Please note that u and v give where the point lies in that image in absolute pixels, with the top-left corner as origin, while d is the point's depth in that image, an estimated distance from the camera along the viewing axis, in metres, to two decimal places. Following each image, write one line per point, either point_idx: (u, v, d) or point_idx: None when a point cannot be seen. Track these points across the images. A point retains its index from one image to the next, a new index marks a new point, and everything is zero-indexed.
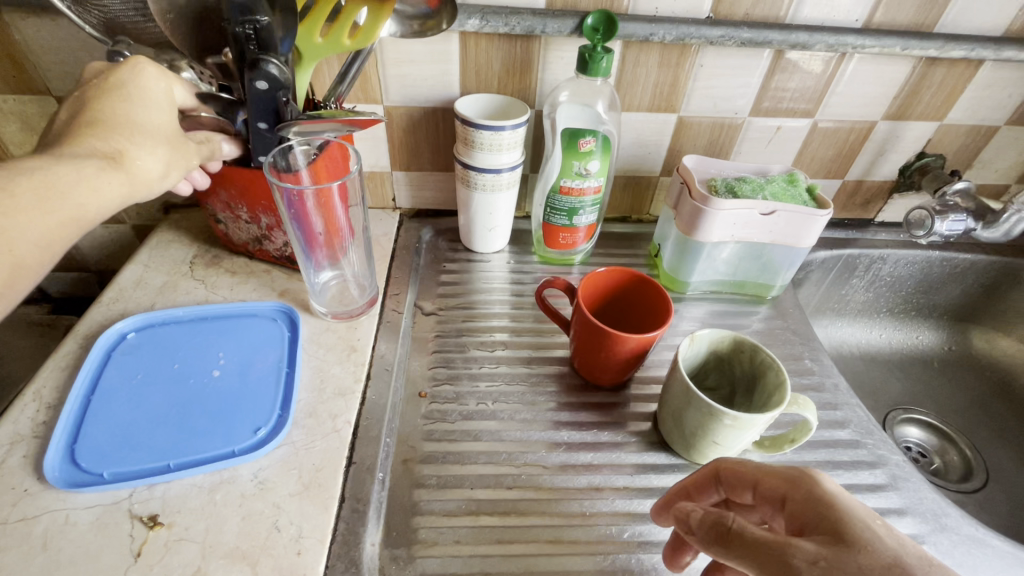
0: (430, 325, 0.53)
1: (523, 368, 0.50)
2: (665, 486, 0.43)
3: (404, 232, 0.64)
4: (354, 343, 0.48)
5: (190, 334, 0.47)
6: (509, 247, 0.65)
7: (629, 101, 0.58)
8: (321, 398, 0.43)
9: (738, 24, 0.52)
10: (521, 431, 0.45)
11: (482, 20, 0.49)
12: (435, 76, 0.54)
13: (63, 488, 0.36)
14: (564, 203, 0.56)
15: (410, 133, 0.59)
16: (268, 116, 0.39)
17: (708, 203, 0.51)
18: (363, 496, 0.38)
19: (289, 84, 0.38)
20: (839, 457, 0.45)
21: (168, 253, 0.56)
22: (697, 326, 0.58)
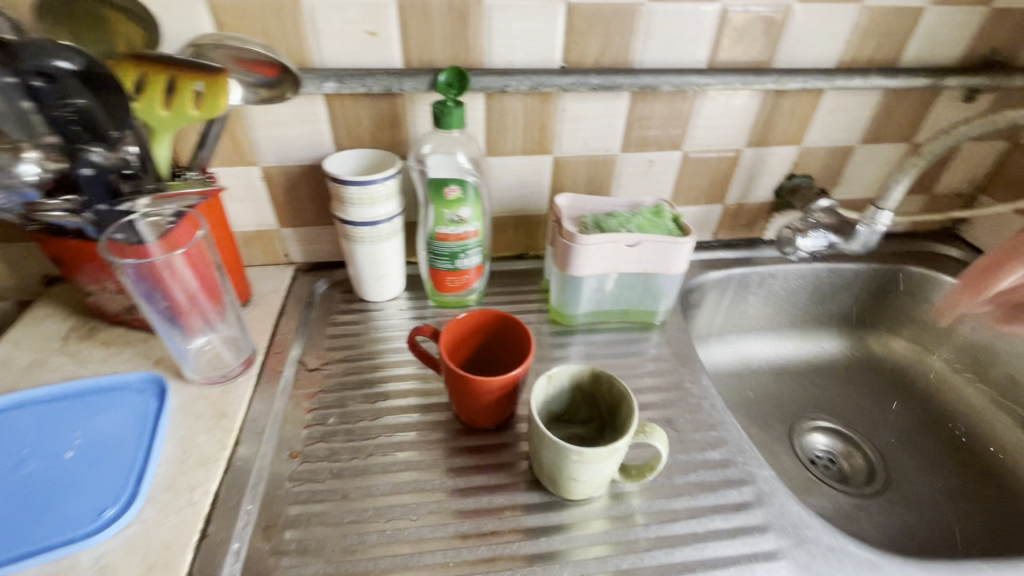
0: (312, 381, 0.53)
1: (403, 418, 0.50)
2: (535, 526, 0.43)
3: (296, 286, 0.64)
4: (223, 409, 0.47)
5: (47, 415, 0.45)
6: (405, 293, 0.65)
7: (502, 146, 0.60)
8: (182, 470, 0.42)
9: (588, 71, 0.55)
10: (393, 483, 0.44)
11: (339, 83, 0.51)
12: (307, 136, 0.55)
13: None
14: (444, 248, 0.57)
15: (292, 190, 0.60)
16: (104, 195, 0.41)
17: (575, 240, 0.53)
18: (211, 572, 0.37)
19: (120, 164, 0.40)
20: (708, 478, 0.46)
21: (41, 330, 0.54)
22: (585, 357, 0.59)
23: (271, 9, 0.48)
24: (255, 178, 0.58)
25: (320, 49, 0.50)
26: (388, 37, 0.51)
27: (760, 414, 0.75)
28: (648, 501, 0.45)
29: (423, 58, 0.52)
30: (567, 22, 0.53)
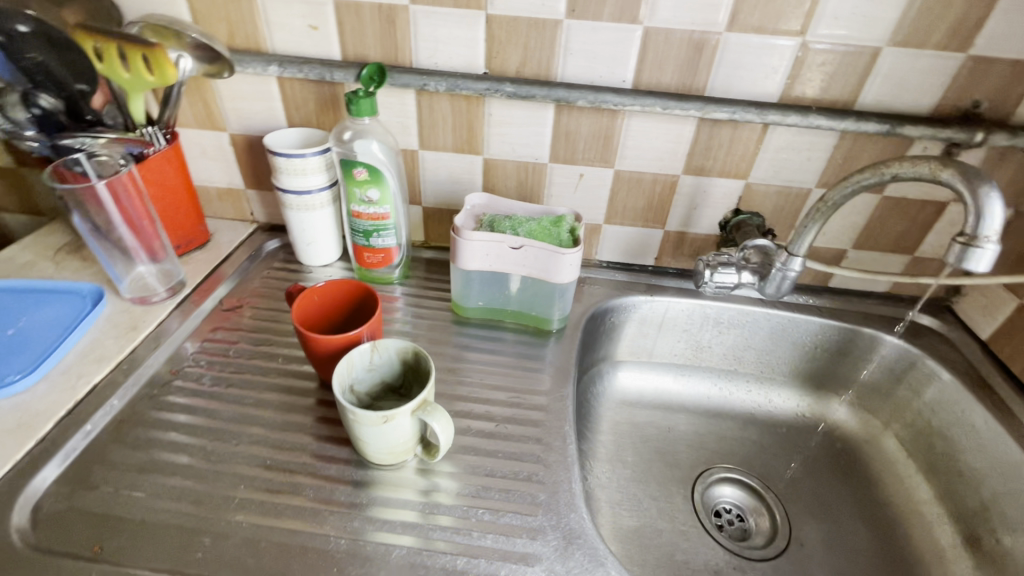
0: (221, 319, 0.62)
1: (276, 365, 0.57)
2: (330, 475, 0.47)
3: (250, 241, 0.73)
4: (136, 324, 0.57)
5: (11, 301, 0.58)
6: (339, 262, 0.72)
7: (433, 142, 0.65)
8: (81, 362, 0.53)
9: (504, 79, 0.58)
10: (236, 413, 0.52)
11: (281, 67, 0.59)
12: (263, 111, 0.64)
13: None
14: (358, 225, 0.63)
15: (253, 157, 0.69)
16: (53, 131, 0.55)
17: (460, 233, 0.57)
18: (59, 442, 0.46)
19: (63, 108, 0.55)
20: (510, 477, 0.49)
21: (46, 240, 0.68)
22: (467, 350, 0.63)
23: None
24: (224, 142, 0.68)
25: (271, 38, 0.59)
26: (327, 31, 0.58)
27: (670, 451, 0.72)
28: (443, 483, 0.48)
29: (357, 52, 0.59)
30: (487, 31, 0.57)
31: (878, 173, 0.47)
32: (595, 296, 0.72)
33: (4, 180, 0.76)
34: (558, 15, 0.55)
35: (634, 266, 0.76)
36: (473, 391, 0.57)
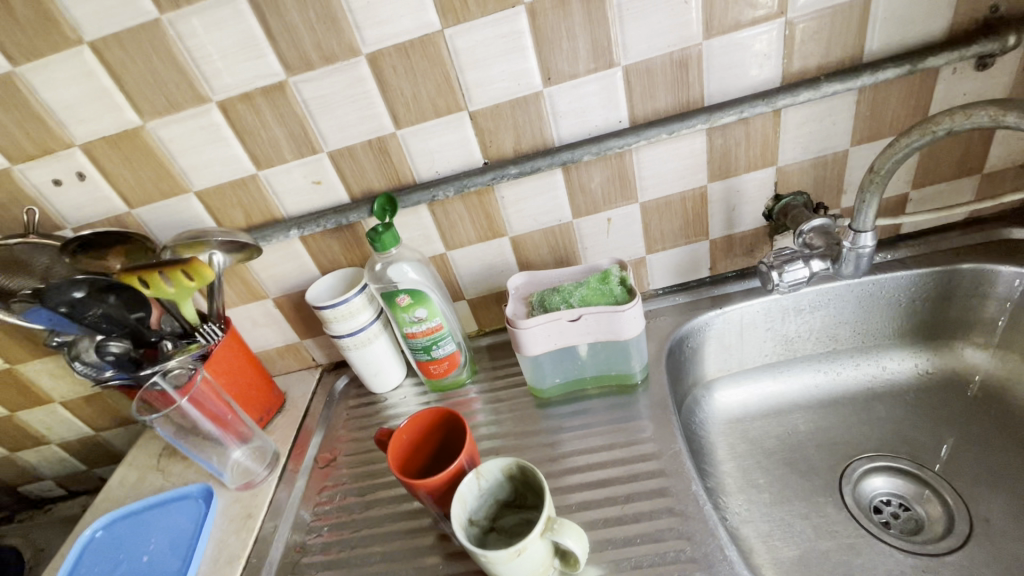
0: (321, 477, 0.63)
1: (387, 508, 0.58)
2: None
3: (321, 386, 0.75)
4: (250, 510, 0.59)
5: (135, 524, 0.61)
6: (407, 379, 0.73)
7: (457, 240, 0.66)
8: (215, 568, 0.55)
9: (506, 163, 0.59)
10: (368, 574, 0.52)
11: (300, 228, 0.62)
12: (296, 268, 0.67)
13: None
14: (416, 344, 0.64)
15: (300, 311, 0.71)
16: (128, 368, 0.59)
17: (516, 324, 0.56)
18: None
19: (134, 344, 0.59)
20: (657, 562, 0.46)
21: (147, 450, 0.72)
22: (559, 428, 0.61)
23: (237, 186, 0.60)
24: (270, 306, 0.71)
25: (283, 205, 0.62)
26: (330, 181, 0.60)
27: (801, 459, 0.67)
28: None
29: (362, 187, 0.61)
30: (475, 127, 0.57)
31: (929, 133, 0.46)
32: (664, 328, 0.69)
33: (94, 405, 0.81)
34: (537, 87, 0.55)
35: (690, 283, 0.73)
36: (583, 474, 0.55)
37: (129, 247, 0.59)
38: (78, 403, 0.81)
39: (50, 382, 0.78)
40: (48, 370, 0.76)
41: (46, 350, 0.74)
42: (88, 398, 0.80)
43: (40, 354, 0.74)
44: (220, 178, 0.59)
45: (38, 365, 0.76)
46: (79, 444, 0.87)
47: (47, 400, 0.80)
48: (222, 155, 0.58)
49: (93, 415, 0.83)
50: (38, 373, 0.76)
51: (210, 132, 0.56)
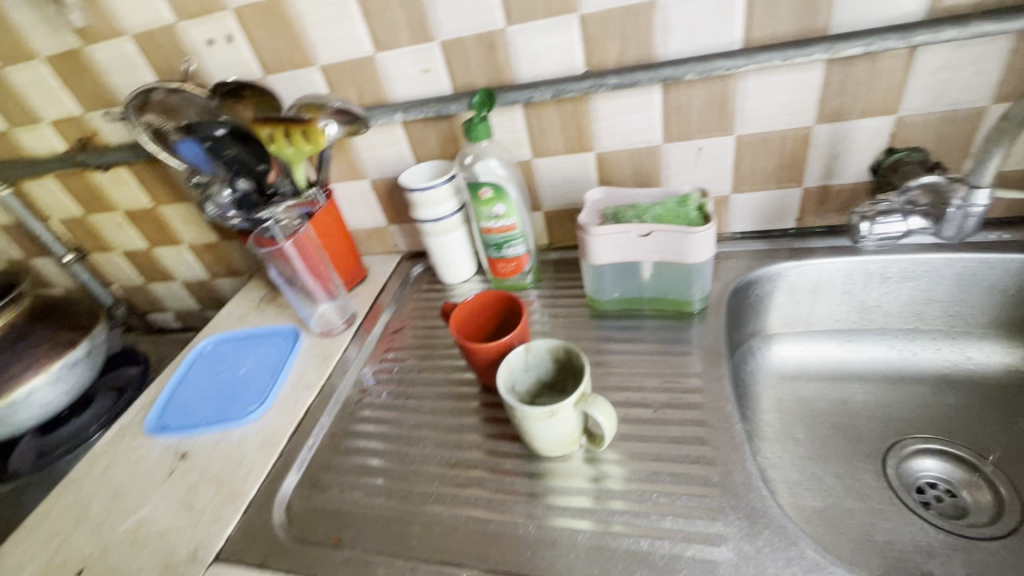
0: (389, 340, 0.71)
1: (442, 375, 0.64)
2: (509, 469, 0.51)
3: (399, 269, 0.83)
4: (327, 353, 0.68)
5: (239, 347, 0.72)
6: (476, 277, 0.79)
7: (545, 148, 0.68)
8: (295, 389, 0.64)
9: (606, 73, 0.59)
10: (418, 420, 0.59)
11: (405, 113, 0.67)
12: (394, 154, 0.73)
13: (150, 433, 0.62)
14: (489, 240, 0.68)
15: (391, 196, 0.78)
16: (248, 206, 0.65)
17: (587, 230, 0.59)
18: (293, 455, 0.56)
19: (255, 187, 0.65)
20: (682, 461, 0.48)
21: (250, 296, 0.84)
22: (609, 340, 0.64)
23: (356, 65, 0.65)
24: (366, 188, 0.78)
25: (393, 89, 0.66)
26: (438, 71, 0.64)
27: (849, 424, 0.66)
28: (610, 470, 0.49)
29: (466, 82, 0.64)
30: (583, 31, 0.58)
31: None
32: (735, 270, 0.68)
33: (212, 253, 0.94)
34: None
35: (773, 232, 0.71)
36: (624, 380, 0.58)
37: (256, 95, 0.66)
38: (200, 249, 0.94)
39: (181, 227, 0.91)
40: (181, 216, 0.89)
41: (182, 197, 0.86)
42: (208, 247, 0.93)
43: (177, 198, 0.87)
44: (342, 55, 0.65)
45: (174, 209, 0.89)
46: (196, 286, 1.02)
47: (178, 243, 0.94)
48: (347, 32, 0.63)
49: (210, 263, 0.96)
50: (174, 216, 0.89)
51: (339, 8, 0.61)
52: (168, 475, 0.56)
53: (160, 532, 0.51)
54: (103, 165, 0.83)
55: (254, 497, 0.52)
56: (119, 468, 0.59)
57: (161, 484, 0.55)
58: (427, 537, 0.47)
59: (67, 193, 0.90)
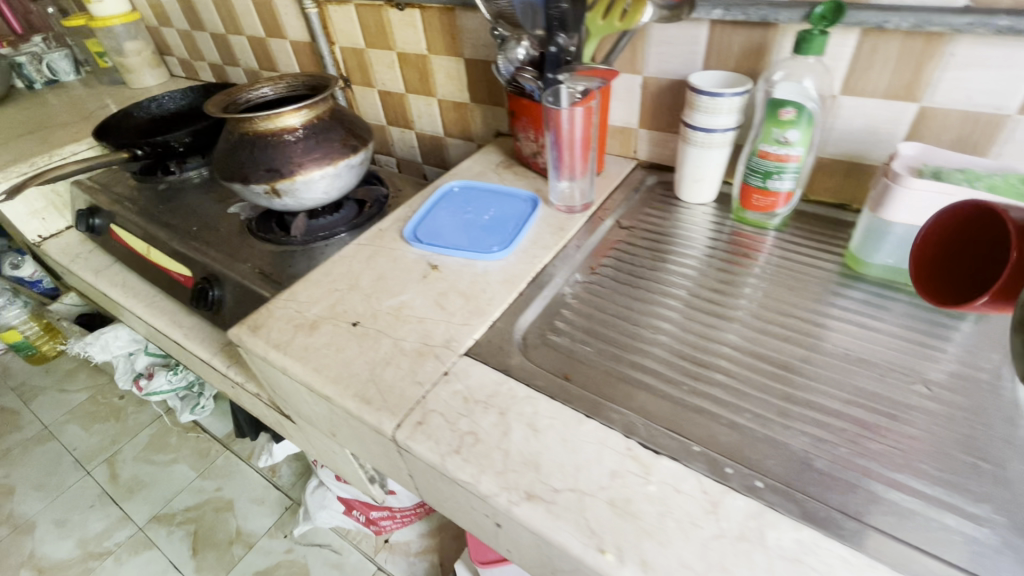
0: (620, 234, 0.74)
1: (673, 279, 0.66)
2: (739, 378, 0.52)
3: (634, 175, 0.83)
4: (564, 227, 0.72)
5: (481, 197, 0.78)
6: (714, 204, 0.77)
7: (862, 86, 0.62)
8: (533, 246, 0.69)
9: (998, 11, 0.51)
10: (644, 308, 0.62)
11: (725, 10, 0.62)
12: (685, 55, 0.70)
13: (407, 241, 0.71)
14: (761, 165, 0.65)
15: (657, 99, 0.77)
16: (554, 67, 0.67)
17: (898, 180, 0.55)
18: (531, 299, 0.61)
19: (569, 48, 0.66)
20: (941, 440, 0.45)
21: (489, 158, 0.90)
22: (857, 304, 0.61)
23: None
24: (636, 84, 0.77)
25: None
26: None
27: None
28: (852, 415, 0.48)
29: None
30: None
31: None
32: None
33: (456, 112, 1.02)
34: None
35: None
36: (872, 345, 0.56)
37: None
38: (448, 105, 1.02)
39: (442, 80, 0.98)
40: (446, 68, 0.96)
41: (456, 51, 0.92)
42: (457, 105, 1.00)
43: (451, 51, 0.93)
44: None
45: (443, 60, 0.95)
46: (428, 140, 1.12)
47: (431, 95, 1.03)
48: None
49: (450, 121, 1.04)
50: (440, 68, 0.97)
51: None
52: (422, 277, 0.65)
53: (418, 317, 0.59)
54: (403, 3, 0.91)
55: (495, 318, 0.58)
56: (380, 259, 0.69)
57: (417, 283, 0.64)
58: (655, 406, 0.50)
59: (359, 23, 1.01)
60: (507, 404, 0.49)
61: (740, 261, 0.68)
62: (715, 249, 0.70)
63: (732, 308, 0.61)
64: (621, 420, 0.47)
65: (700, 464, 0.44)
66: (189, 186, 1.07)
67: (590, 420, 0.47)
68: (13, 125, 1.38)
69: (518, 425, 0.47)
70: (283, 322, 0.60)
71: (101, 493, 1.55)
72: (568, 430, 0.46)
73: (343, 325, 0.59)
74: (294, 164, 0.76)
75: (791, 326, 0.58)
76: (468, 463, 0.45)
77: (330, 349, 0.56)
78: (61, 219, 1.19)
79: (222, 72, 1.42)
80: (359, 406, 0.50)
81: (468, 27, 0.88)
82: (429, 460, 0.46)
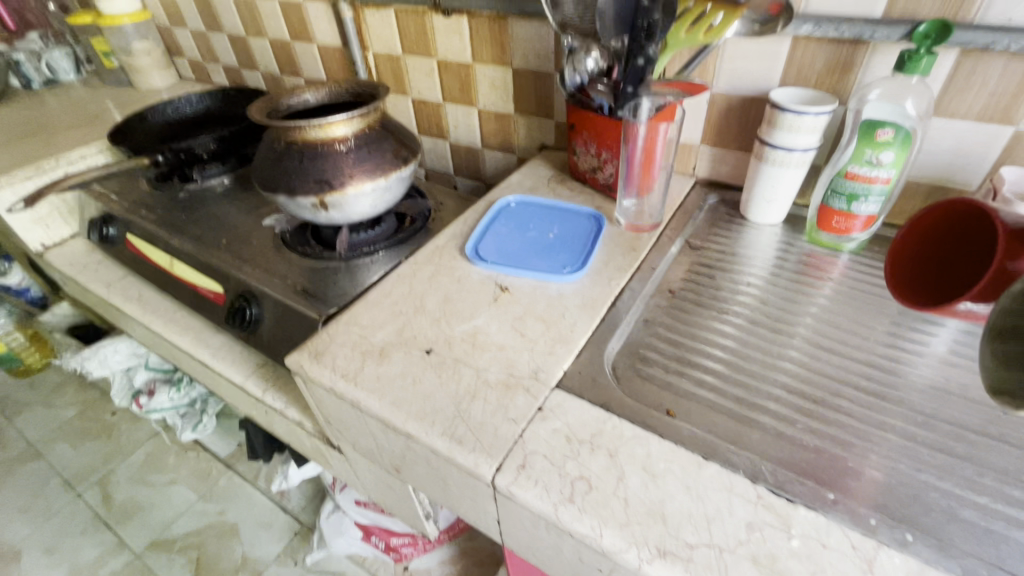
0: (690, 254, 0.70)
1: (755, 302, 0.63)
2: (852, 415, 0.49)
3: (694, 193, 0.80)
4: (634, 247, 0.68)
5: (541, 214, 0.74)
6: (782, 224, 0.75)
7: (955, 108, 0.60)
8: (606, 267, 0.65)
9: None
10: (732, 334, 0.58)
11: (815, 26, 0.61)
12: (761, 71, 0.68)
13: (470, 260, 0.66)
14: (847, 187, 0.63)
15: (725, 115, 0.74)
16: (634, 82, 0.62)
17: (1009, 207, 0.53)
18: (615, 324, 0.57)
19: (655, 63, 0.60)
20: None
21: (539, 173, 0.86)
22: (954, 333, 0.58)
23: None
24: (703, 100, 0.74)
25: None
26: None
27: None
28: (986, 457, 0.45)
29: (907, 9, 0.57)
30: None
31: None
32: None
33: (498, 123, 0.98)
34: None
35: None
36: (982, 377, 0.53)
37: None
38: (489, 117, 0.98)
39: (485, 90, 0.95)
40: (491, 78, 0.93)
41: (504, 61, 0.89)
42: (499, 116, 0.97)
43: (498, 61, 0.90)
44: None
45: (489, 70, 0.92)
46: (463, 152, 1.08)
47: (471, 106, 0.99)
48: None
49: (491, 133, 1.00)
50: (485, 78, 0.93)
51: None
52: (493, 300, 0.60)
53: (498, 344, 0.55)
54: (451, 10, 0.88)
55: (582, 347, 0.54)
56: (443, 279, 0.64)
57: (488, 306, 0.60)
58: (773, 446, 0.46)
59: (398, 29, 0.97)
60: (615, 444, 0.45)
61: (824, 284, 0.65)
62: (791, 271, 0.67)
63: (826, 335, 0.58)
64: (742, 462, 0.43)
65: (842, 515, 0.40)
66: (212, 195, 1.00)
67: (710, 463, 0.43)
68: (12, 126, 1.31)
69: (633, 469, 0.43)
70: (347, 348, 0.55)
71: (94, 517, 1.45)
72: (689, 475, 0.42)
73: (416, 352, 0.54)
74: (345, 175, 0.71)
75: (893, 356, 0.55)
76: (585, 513, 0.40)
77: (406, 379, 0.51)
78: (66, 227, 1.12)
79: (238, 76, 1.36)
80: (450, 445, 0.45)
81: (521, 37, 0.85)
82: (538, 509, 0.41)
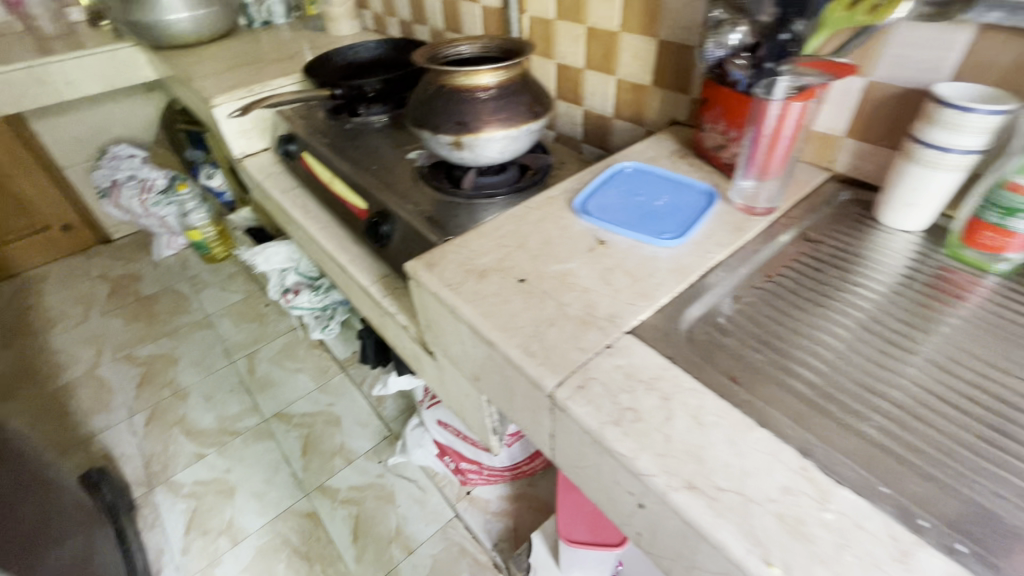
0: (803, 245, 0.68)
1: (861, 302, 0.60)
2: (937, 428, 0.46)
3: (824, 188, 0.76)
4: (742, 227, 0.68)
5: (654, 183, 0.76)
6: (921, 234, 0.68)
7: None
8: (707, 241, 0.66)
9: None
10: (825, 327, 0.57)
11: (1008, 14, 0.54)
12: (930, 61, 0.62)
13: (575, 213, 0.71)
14: (1006, 199, 0.57)
15: (878, 108, 0.69)
16: (774, 57, 0.65)
17: None
18: (700, 292, 0.59)
19: (799, 39, 0.63)
20: None
21: (662, 145, 0.87)
22: None
23: None
24: (855, 88, 0.70)
25: None
26: None
27: None
28: None
29: None
30: None
31: None
32: None
33: (632, 94, 1.00)
34: None
35: None
36: None
37: None
38: (625, 87, 1.00)
39: (626, 60, 0.97)
40: (634, 48, 0.95)
41: (650, 32, 0.91)
42: (635, 87, 0.98)
43: (644, 31, 0.91)
44: None
45: (634, 40, 0.94)
46: (593, 119, 1.11)
47: (610, 74, 1.02)
48: None
49: (623, 102, 1.02)
50: (628, 47, 0.95)
51: None
52: (588, 250, 0.65)
53: (582, 286, 0.59)
54: None
55: (663, 304, 0.57)
56: (547, 224, 0.70)
57: (582, 254, 0.65)
58: (832, 431, 0.46)
59: None
60: (671, 390, 0.48)
61: (952, 301, 0.60)
62: (917, 282, 0.62)
63: (935, 349, 0.54)
64: (795, 436, 0.44)
65: (888, 507, 0.39)
66: (370, 129, 1.16)
67: (760, 429, 0.45)
68: (235, 56, 1.61)
69: (682, 414, 0.46)
70: (455, 265, 0.64)
71: (240, 381, 1.80)
72: (736, 432, 0.44)
73: (510, 279, 0.61)
74: (481, 121, 0.80)
75: (1013, 386, 0.50)
76: (628, 436, 0.45)
77: (497, 298, 0.59)
78: (260, 142, 1.37)
79: (409, 31, 1.52)
80: (522, 356, 0.52)
81: (672, 8, 0.85)
82: (587, 424, 0.46)
